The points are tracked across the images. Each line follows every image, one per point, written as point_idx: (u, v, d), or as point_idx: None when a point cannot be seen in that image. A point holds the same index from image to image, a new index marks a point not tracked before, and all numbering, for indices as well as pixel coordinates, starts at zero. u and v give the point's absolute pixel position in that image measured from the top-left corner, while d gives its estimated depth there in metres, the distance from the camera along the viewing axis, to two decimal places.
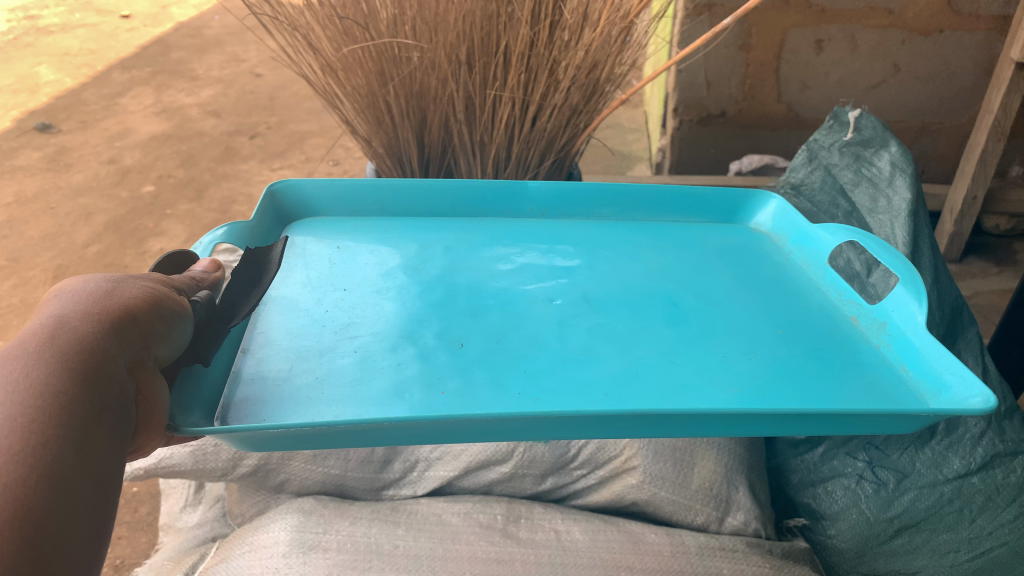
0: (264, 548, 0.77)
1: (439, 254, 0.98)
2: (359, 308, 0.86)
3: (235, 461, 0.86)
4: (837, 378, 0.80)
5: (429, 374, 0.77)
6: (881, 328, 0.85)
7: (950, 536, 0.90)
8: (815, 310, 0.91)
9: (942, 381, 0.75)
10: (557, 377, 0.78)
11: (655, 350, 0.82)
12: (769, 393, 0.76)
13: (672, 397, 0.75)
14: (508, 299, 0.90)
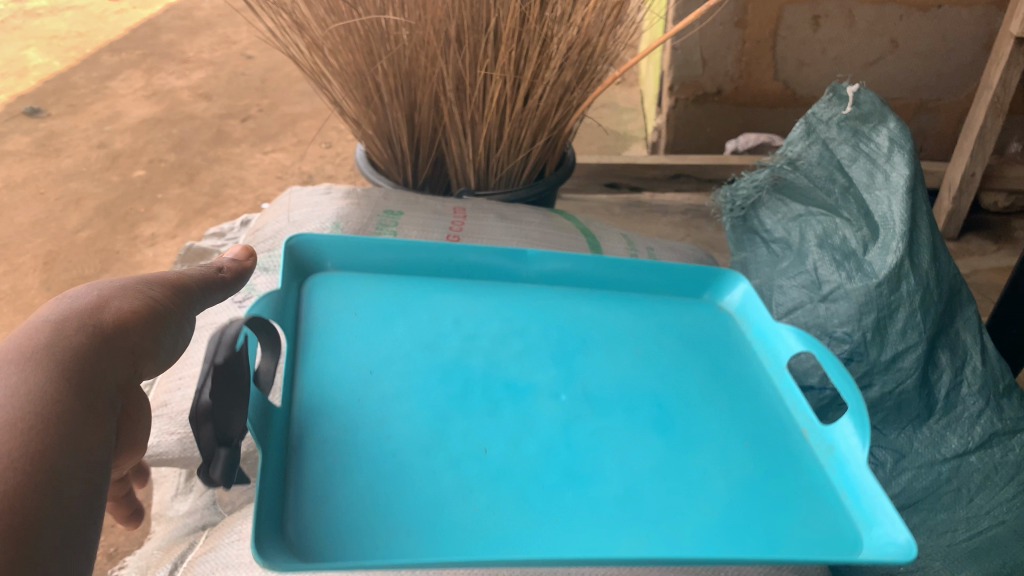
0: (254, 536, 0.75)
1: (436, 256, 0.94)
2: (341, 441, 0.68)
3: (225, 447, 0.81)
4: (790, 511, 0.69)
5: (414, 523, 0.62)
6: (828, 448, 0.75)
7: (947, 516, 0.90)
8: (783, 445, 0.76)
9: (875, 512, 0.67)
10: (533, 498, 0.66)
11: (645, 467, 0.70)
12: (731, 544, 0.64)
13: (623, 546, 0.62)
14: (462, 369, 0.78)
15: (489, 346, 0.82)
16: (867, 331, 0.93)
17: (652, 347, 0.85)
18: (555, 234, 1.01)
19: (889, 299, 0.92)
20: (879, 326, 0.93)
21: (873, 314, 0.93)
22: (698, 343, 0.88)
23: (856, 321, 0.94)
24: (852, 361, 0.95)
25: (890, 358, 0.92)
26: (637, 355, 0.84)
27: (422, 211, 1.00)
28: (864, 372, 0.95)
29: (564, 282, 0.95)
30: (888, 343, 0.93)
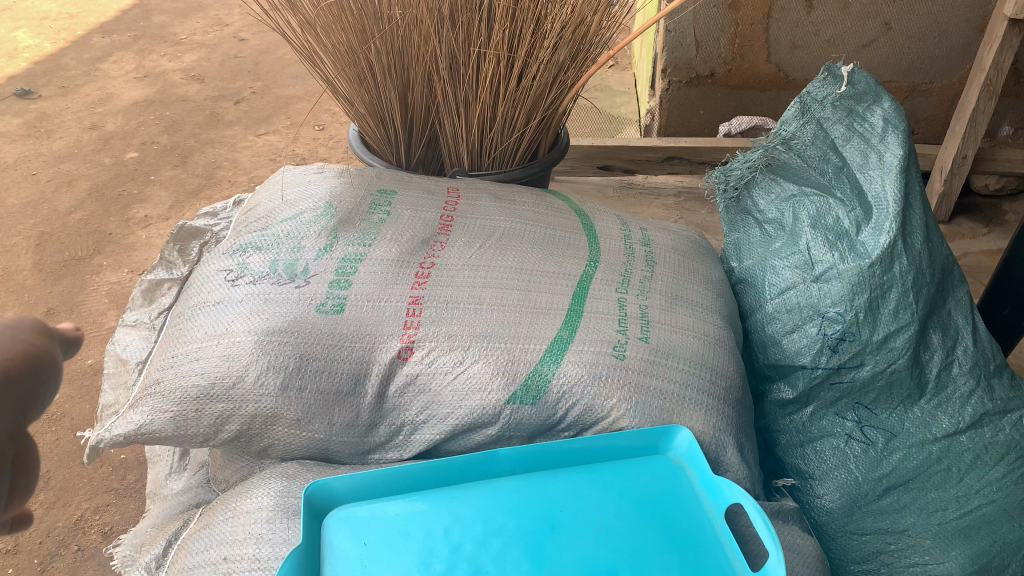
0: (248, 513, 0.75)
1: (428, 232, 0.93)
2: (343, 570, 0.67)
3: (217, 426, 0.79)
4: None
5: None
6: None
7: (937, 495, 0.91)
8: (715, 573, 0.68)
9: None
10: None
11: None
12: None
13: None
14: (416, 529, 0.70)
15: (491, 328, 0.83)
16: (860, 311, 0.91)
17: (646, 326, 0.85)
18: (548, 214, 1.00)
19: (881, 280, 0.91)
20: (871, 305, 0.91)
21: (865, 294, 0.91)
22: (687, 324, 0.87)
23: (848, 301, 0.92)
24: (844, 342, 0.93)
25: (882, 338, 0.91)
26: (632, 334, 0.84)
27: (415, 191, 1.00)
28: (856, 352, 0.92)
29: (551, 266, 0.91)
30: (880, 323, 0.91)
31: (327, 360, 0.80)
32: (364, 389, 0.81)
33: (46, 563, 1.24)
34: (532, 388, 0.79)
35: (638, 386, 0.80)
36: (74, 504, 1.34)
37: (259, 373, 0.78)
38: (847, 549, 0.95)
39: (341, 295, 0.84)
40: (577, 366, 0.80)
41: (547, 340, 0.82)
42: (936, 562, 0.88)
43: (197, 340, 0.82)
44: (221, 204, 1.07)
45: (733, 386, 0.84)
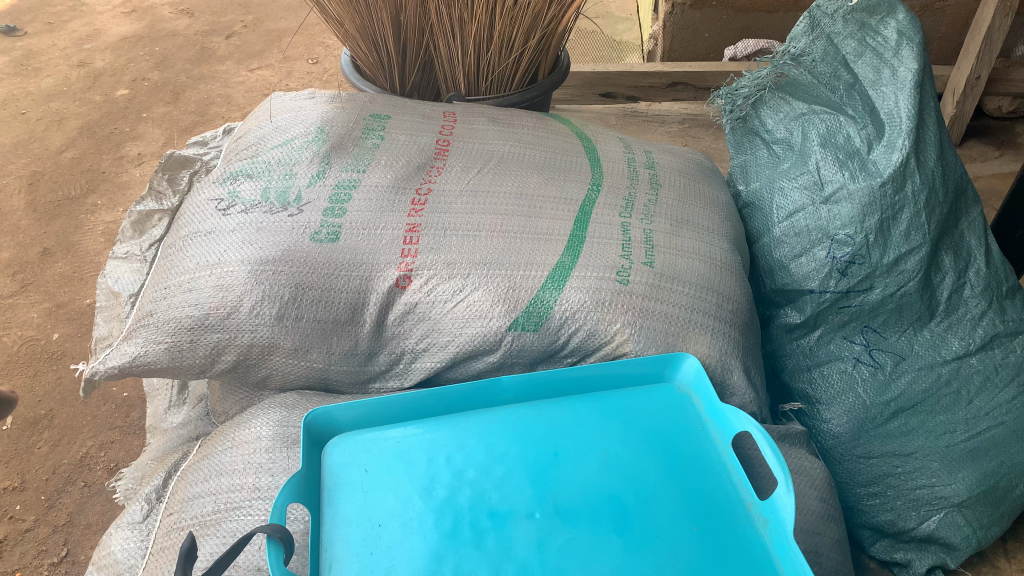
0: (246, 444, 0.74)
1: (425, 155, 0.90)
2: (343, 499, 0.66)
3: (213, 357, 0.78)
4: None
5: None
6: (763, 521, 0.65)
7: (946, 417, 0.90)
8: (721, 501, 0.67)
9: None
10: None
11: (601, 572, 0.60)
12: None
13: None
14: (418, 456, 0.69)
15: (491, 255, 0.80)
16: (870, 233, 0.89)
17: (650, 250, 0.82)
18: (549, 138, 0.97)
19: (893, 200, 0.88)
20: (881, 227, 0.88)
21: (876, 215, 0.88)
22: (692, 248, 0.84)
23: (858, 223, 0.89)
24: (853, 265, 0.90)
25: (893, 261, 0.88)
26: (636, 259, 0.81)
27: (411, 115, 0.96)
28: (866, 275, 0.90)
29: (553, 190, 0.88)
30: (891, 245, 0.88)
31: (324, 289, 0.78)
32: (363, 318, 0.79)
33: (53, 500, 1.25)
34: (534, 315, 0.77)
35: (642, 310, 0.77)
36: (78, 442, 1.33)
37: (254, 302, 0.76)
38: (854, 473, 0.94)
39: (336, 223, 0.81)
40: (580, 292, 0.78)
41: (549, 266, 0.80)
42: (943, 484, 0.87)
43: (188, 271, 0.79)
44: (210, 133, 1.04)
45: (740, 310, 0.81)
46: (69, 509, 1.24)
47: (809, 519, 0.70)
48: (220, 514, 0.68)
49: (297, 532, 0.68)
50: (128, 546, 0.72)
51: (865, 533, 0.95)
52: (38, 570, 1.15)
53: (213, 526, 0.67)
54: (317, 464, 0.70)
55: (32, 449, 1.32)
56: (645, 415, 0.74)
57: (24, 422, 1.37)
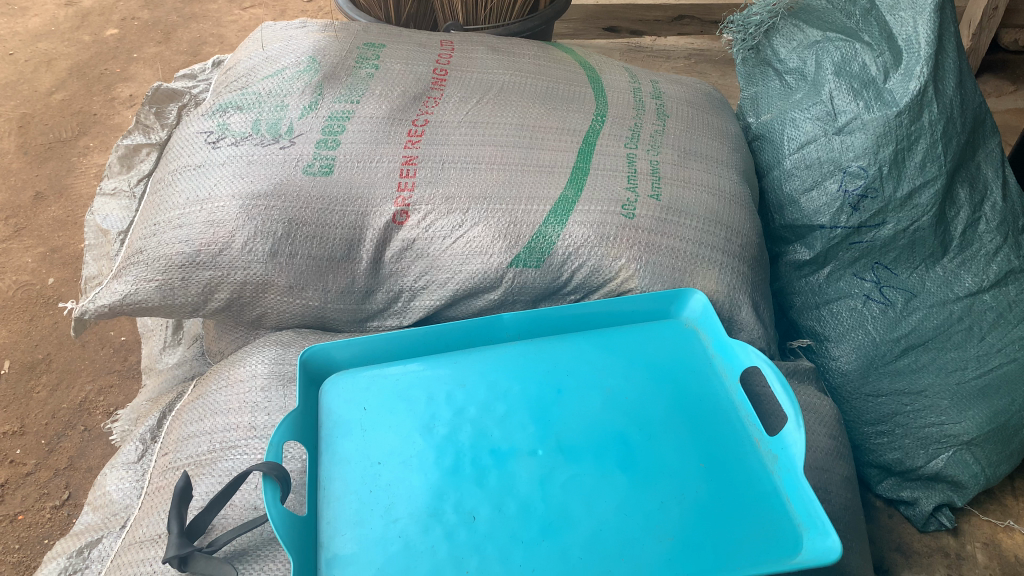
0: (241, 383, 0.72)
1: (422, 85, 0.87)
2: (341, 438, 0.65)
3: (206, 295, 0.76)
4: (698, 526, 0.58)
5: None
6: (772, 457, 0.63)
7: (957, 354, 0.88)
8: (728, 437, 0.65)
9: (813, 514, 0.58)
10: (458, 544, 0.57)
11: (605, 508, 0.59)
12: (602, 562, 0.56)
13: (581, 561, 0.56)
14: (418, 395, 0.68)
15: (491, 188, 0.77)
16: (884, 165, 0.85)
17: (657, 183, 0.79)
18: (551, 67, 0.93)
19: (909, 131, 0.84)
20: (896, 159, 0.85)
21: (891, 147, 0.84)
22: (700, 180, 0.80)
23: (872, 155, 0.85)
24: (866, 199, 0.87)
25: (907, 194, 0.85)
26: (642, 192, 0.78)
27: (406, 44, 0.92)
28: (878, 210, 0.87)
29: (556, 121, 0.85)
30: (905, 177, 0.85)
31: (318, 225, 0.75)
32: (359, 255, 0.77)
33: (53, 443, 1.24)
34: (536, 251, 0.75)
35: (648, 244, 0.74)
36: (77, 386, 1.32)
37: (246, 239, 0.73)
38: (861, 411, 0.92)
39: (329, 156, 0.78)
40: (583, 227, 0.75)
41: (551, 200, 0.77)
42: (953, 422, 0.85)
43: (177, 206, 0.77)
44: (198, 66, 0.98)
45: (749, 244, 0.79)
46: (70, 453, 1.23)
47: (819, 456, 0.69)
48: (215, 454, 0.66)
49: (295, 471, 0.65)
50: (124, 486, 0.71)
51: (871, 472, 0.94)
52: (40, 513, 1.15)
53: (208, 466, 0.65)
54: (314, 403, 0.69)
55: (31, 393, 1.31)
56: (650, 353, 0.72)
57: (22, 367, 1.35)
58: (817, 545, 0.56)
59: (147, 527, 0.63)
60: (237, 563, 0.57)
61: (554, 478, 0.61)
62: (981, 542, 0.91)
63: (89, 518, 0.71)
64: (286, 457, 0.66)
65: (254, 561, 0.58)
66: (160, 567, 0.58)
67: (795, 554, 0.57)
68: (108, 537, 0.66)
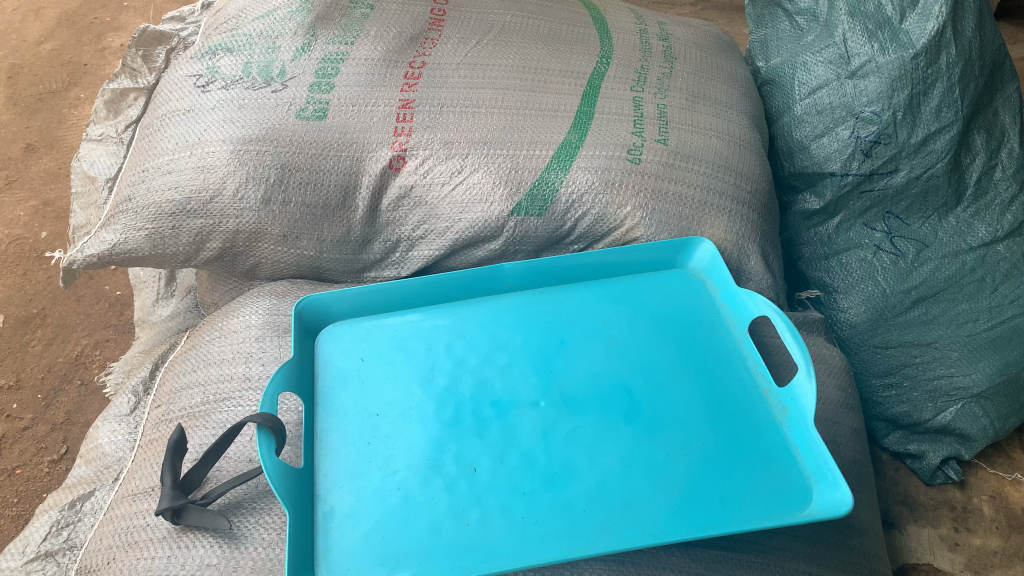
0: (235, 333, 0.70)
1: (420, 26, 0.83)
2: (338, 391, 0.63)
3: (198, 245, 0.74)
4: (705, 477, 0.56)
5: (402, 553, 0.52)
6: (782, 409, 0.61)
7: (968, 306, 0.85)
8: (735, 388, 0.63)
9: (823, 466, 0.56)
10: (459, 495, 0.55)
11: (608, 458, 0.57)
12: (605, 513, 0.54)
13: (585, 511, 0.54)
14: (417, 346, 0.66)
15: (491, 133, 0.74)
16: (899, 110, 0.81)
17: (664, 127, 0.76)
18: (554, 7, 0.89)
19: (926, 74, 0.80)
20: (911, 104, 0.81)
21: (906, 91, 0.80)
22: (709, 124, 0.77)
23: (886, 100, 0.81)
24: (878, 145, 0.84)
25: (921, 141, 0.82)
26: (649, 136, 0.75)
27: None
28: (891, 157, 0.84)
29: (559, 64, 0.81)
30: (920, 124, 0.81)
31: (311, 171, 0.72)
32: (355, 203, 0.74)
33: (50, 398, 1.22)
34: (538, 199, 0.72)
35: (655, 191, 0.71)
36: (73, 340, 1.31)
37: (238, 185, 0.71)
38: (869, 363, 0.90)
39: (323, 99, 0.75)
40: (588, 172, 0.72)
41: (554, 145, 0.73)
42: (963, 374, 0.84)
43: (167, 152, 0.74)
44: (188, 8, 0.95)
45: (759, 191, 0.76)
46: (67, 407, 1.22)
47: (828, 408, 0.67)
48: (209, 405, 0.64)
49: (289, 423, 0.62)
50: (117, 439, 0.70)
51: (878, 425, 0.93)
52: (38, 467, 1.14)
53: (202, 417, 0.64)
54: (311, 353, 0.67)
55: (27, 347, 1.29)
56: (655, 304, 0.70)
57: (16, 321, 1.33)
58: (828, 498, 0.55)
59: (140, 480, 0.61)
60: (233, 516, 0.56)
61: (557, 428, 0.59)
62: (988, 495, 0.90)
63: (81, 471, 0.69)
64: (281, 409, 0.63)
65: (248, 514, 0.56)
66: (154, 520, 0.57)
67: (805, 507, 0.55)
68: (101, 490, 0.65)
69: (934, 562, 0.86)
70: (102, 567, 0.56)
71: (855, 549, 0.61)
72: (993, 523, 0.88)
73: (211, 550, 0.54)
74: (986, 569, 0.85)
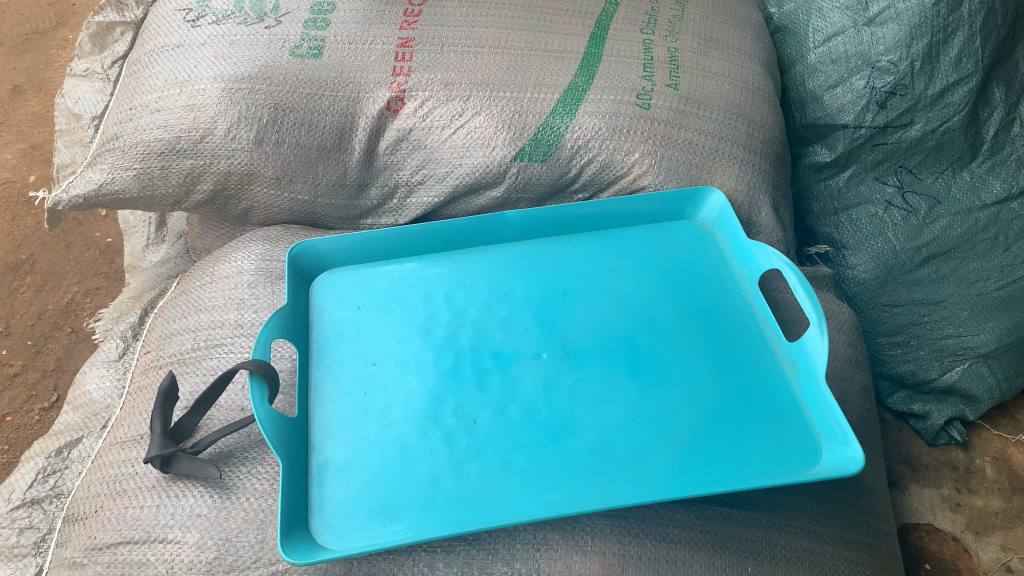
0: (227, 278, 0.68)
1: None
2: (332, 341, 0.61)
3: (188, 186, 0.71)
4: (711, 433, 0.55)
5: (399, 506, 0.51)
6: (791, 364, 0.59)
7: (980, 265, 0.83)
8: (744, 342, 0.61)
9: (833, 423, 0.55)
10: (458, 447, 0.54)
11: (612, 412, 0.56)
12: (608, 468, 0.53)
13: (588, 466, 0.53)
14: (415, 295, 0.64)
15: (494, 75, 0.71)
16: (917, 59, 0.77)
17: (675, 71, 0.72)
18: None
19: (946, 22, 0.75)
20: (930, 53, 0.76)
21: (926, 39, 0.76)
22: (722, 70, 0.74)
23: (904, 48, 0.77)
24: (894, 96, 0.80)
25: (938, 93, 0.78)
26: (659, 80, 0.71)
27: None
28: (906, 109, 0.80)
29: (566, 3, 0.78)
30: (938, 75, 0.77)
31: (306, 111, 0.69)
32: (351, 145, 0.71)
33: (40, 345, 1.20)
34: (542, 144, 0.69)
35: (664, 138, 0.69)
36: (63, 287, 1.28)
37: (230, 125, 0.68)
38: (877, 321, 0.89)
39: (318, 36, 0.72)
40: (595, 117, 0.69)
41: (560, 88, 0.70)
42: (971, 334, 0.82)
43: (155, 89, 0.70)
44: None
45: (771, 140, 0.73)
46: (58, 355, 1.20)
47: (837, 364, 0.66)
48: (200, 352, 0.62)
49: (283, 371, 0.60)
50: (105, 385, 0.68)
51: (882, 384, 0.91)
52: (29, 414, 1.12)
53: (193, 364, 0.62)
54: (306, 300, 0.65)
55: (16, 293, 1.27)
56: (662, 256, 0.68)
57: (4, 267, 1.30)
58: (837, 456, 0.53)
59: (128, 427, 0.59)
60: (224, 465, 0.54)
61: (560, 381, 0.57)
62: (992, 457, 0.90)
63: (68, 418, 0.67)
64: (275, 356, 0.61)
65: (240, 463, 0.54)
66: (142, 468, 0.55)
67: (813, 465, 0.54)
68: (88, 437, 0.64)
69: (935, 522, 0.85)
70: (90, 516, 0.54)
71: (862, 508, 0.59)
72: (996, 485, 0.88)
73: (201, 500, 0.52)
74: (987, 530, 0.84)
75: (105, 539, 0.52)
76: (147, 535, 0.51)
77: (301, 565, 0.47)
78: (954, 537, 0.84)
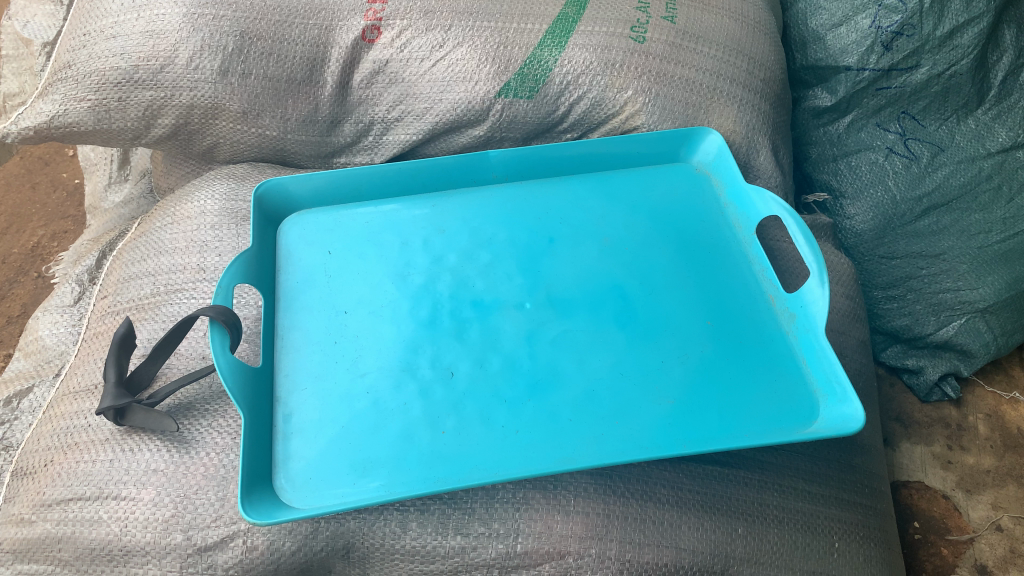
0: (189, 219, 0.63)
1: None
2: (302, 288, 0.57)
3: (148, 120, 0.66)
4: (703, 387, 0.52)
5: (369, 462, 0.48)
6: (789, 316, 0.56)
7: (981, 217, 0.79)
8: (739, 292, 0.58)
9: (832, 379, 0.52)
10: (434, 401, 0.50)
11: (599, 364, 0.52)
12: (593, 423, 0.50)
13: (572, 421, 0.50)
14: (391, 240, 0.60)
15: (477, 3, 0.66)
16: None
17: (672, 3, 0.68)
18: None
19: None
20: None
21: None
22: (722, 3, 0.69)
23: None
24: (901, 38, 0.74)
25: (948, 33, 0.73)
26: (655, 13, 0.67)
27: None
28: (912, 52, 0.75)
29: None
30: (948, 14, 0.72)
31: (274, 40, 0.64)
32: (323, 77, 0.66)
33: (5, 290, 1.15)
34: (529, 79, 0.64)
35: (659, 74, 0.64)
36: (29, 230, 1.22)
37: (192, 53, 0.63)
38: (874, 274, 0.85)
39: None
40: (586, 50, 0.64)
41: (549, 18, 0.65)
42: (969, 289, 0.79)
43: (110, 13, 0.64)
44: None
45: (772, 80, 0.69)
46: (24, 300, 1.15)
47: (835, 318, 0.63)
48: (159, 297, 0.58)
49: (249, 318, 0.56)
50: (59, 331, 0.64)
51: (877, 338, 0.89)
52: None
53: (151, 310, 0.58)
54: (273, 243, 0.61)
55: None
56: (655, 202, 0.64)
57: None
58: (835, 414, 0.50)
59: (82, 376, 0.55)
60: (183, 418, 0.50)
61: (546, 334, 0.54)
62: (984, 414, 0.88)
63: (20, 365, 0.64)
64: (239, 302, 0.57)
65: (200, 416, 0.50)
66: (95, 420, 0.51)
67: (809, 423, 0.51)
68: (41, 386, 0.60)
69: (924, 479, 0.84)
70: (40, 469, 0.51)
71: (857, 467, 0.57)
72: (988, 442, 0.86)
73: (158, 455, 0.49)
74: (977, 488, 0.83)
75: (55, 495, 0.49)
76: (100, 491, 0.48)
77: (263, 525, 0.43)
78: (944, 495, 0.82)
